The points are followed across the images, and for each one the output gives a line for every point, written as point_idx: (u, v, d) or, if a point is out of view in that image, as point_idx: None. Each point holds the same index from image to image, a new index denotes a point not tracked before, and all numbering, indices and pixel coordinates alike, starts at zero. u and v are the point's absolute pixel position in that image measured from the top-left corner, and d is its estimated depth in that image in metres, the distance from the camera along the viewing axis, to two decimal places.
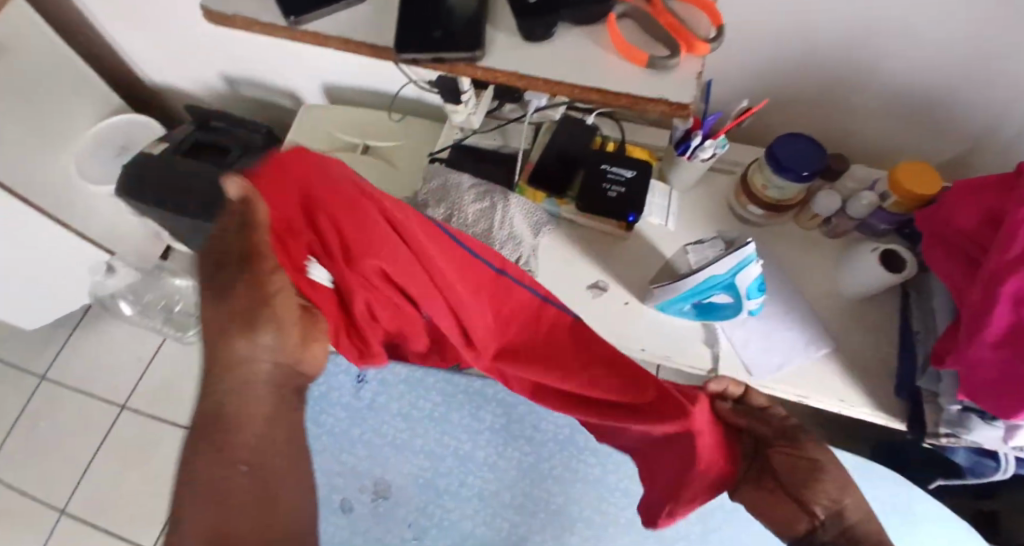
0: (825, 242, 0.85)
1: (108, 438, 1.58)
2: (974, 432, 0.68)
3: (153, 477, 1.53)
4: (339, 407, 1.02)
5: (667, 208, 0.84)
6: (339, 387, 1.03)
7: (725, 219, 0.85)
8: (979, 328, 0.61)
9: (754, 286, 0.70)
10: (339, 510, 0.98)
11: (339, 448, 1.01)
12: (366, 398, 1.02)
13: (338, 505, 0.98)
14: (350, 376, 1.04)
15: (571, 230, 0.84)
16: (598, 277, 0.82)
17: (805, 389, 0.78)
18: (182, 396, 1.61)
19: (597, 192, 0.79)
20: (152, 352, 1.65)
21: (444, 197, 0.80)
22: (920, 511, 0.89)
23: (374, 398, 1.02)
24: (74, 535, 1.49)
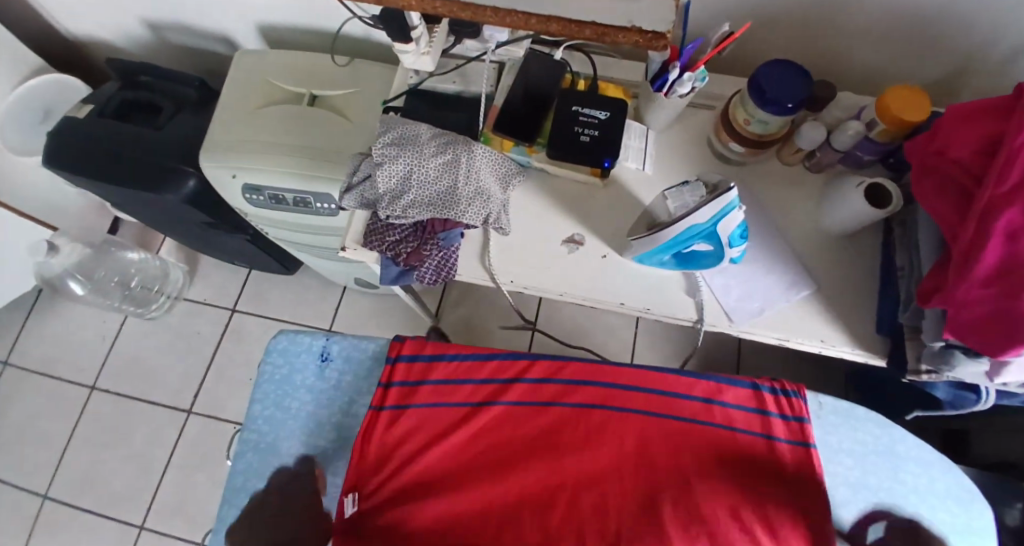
0: (809, 178, 0.80)
1: (81, 420, 1.53)
2: (957, 368, 0.65)
3: (133, 456, 1.49)
4: (303, 390, 0.86)
5: (644, 151, 0.78)
6: (300, 368, 0.87)
7: (704, 157, 0.80)
8: (967, 263, 0.58)
9: (738, 233, 0.67)
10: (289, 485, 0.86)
11: (306, 433, 0.84)
12: (330, 381, 0.86)
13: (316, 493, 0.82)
14: (310, 354, 0.87)
15: (542, 181, 0.78)
16: (572, 230, 0.77)
17: (786, 332, 0.75)
18: (153, 372, 1.55)
19: (568, 136, 0.73)
20: (116, 329, 1.58)
21: (403, 148, 0.71)
22: (908, 454, 0.78)
23: (341, 380, 0.86)
24: (58, 520, 1.46)
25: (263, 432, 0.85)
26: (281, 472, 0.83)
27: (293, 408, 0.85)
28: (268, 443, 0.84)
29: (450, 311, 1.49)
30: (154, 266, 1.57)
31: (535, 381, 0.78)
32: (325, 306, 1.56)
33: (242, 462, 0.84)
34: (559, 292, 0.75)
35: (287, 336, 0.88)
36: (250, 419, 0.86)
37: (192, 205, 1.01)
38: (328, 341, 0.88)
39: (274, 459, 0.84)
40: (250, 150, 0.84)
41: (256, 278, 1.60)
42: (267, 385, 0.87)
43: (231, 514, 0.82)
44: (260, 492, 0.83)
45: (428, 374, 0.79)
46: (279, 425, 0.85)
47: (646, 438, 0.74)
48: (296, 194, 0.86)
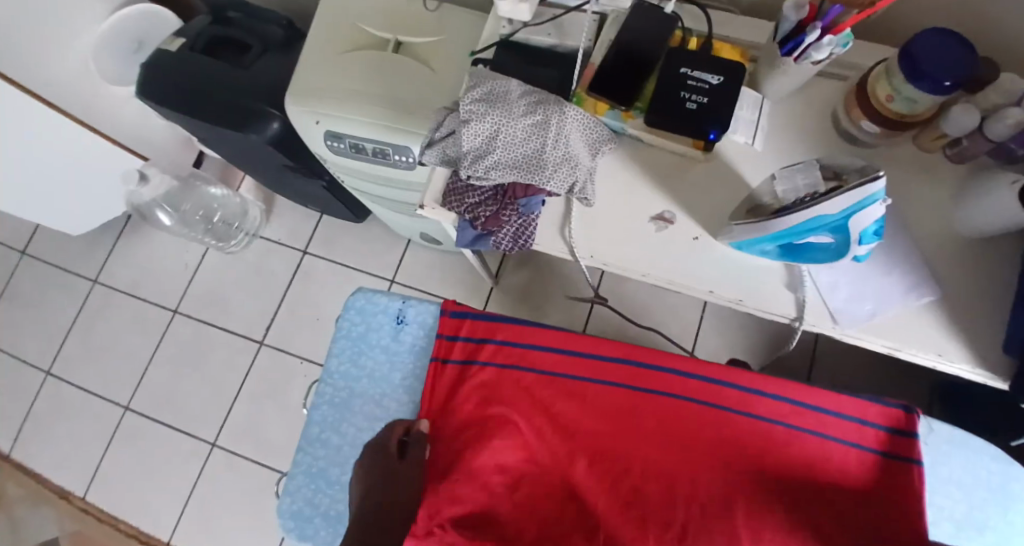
0: (946, 169, 0.69)
1: (163, 341, 1.62)
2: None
3: (208, 379, 1.58)
4: (378, 350, 0.85)
5: (756, 124, 0.70)
6: (376, 328, 0.85)
7: (823, 136, 0.71)
8: None
9: (872, 230, 0.59)
10: None
11: (380, 393, 0.84)
12: (405, 343, 0.85)
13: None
14: (386, 316, 0.86)
15: (635, 149, 0.72)
16: (663, 207, 0.70)
17: (897, 341, 0.66)
18: (229, 304, 1.61)
19: (672, 102, 0.66)
20: (198, 259, 1.65)
21: (492, 106, 0.66)
22: (1020, 492, 0.70)
23: (416, 344, 0.84)
24: (140, 430, 1.57)
25: (340, 387, 0.85)
26: (353, 428, 0.84)
27: (368, 367, 0.85)
28: (343, 398, 0.85)
29: (513, 274, 1.46)
30: (234, 203, 1.62)
31: (605, 359, 0.74)
32: (392, 257, 1.57)
33: (317, 414, 0.85)
34: (642, 272, 0.70)
35: (365, 295, 0.86)
36: (327, 372, 0.86)
37: (273, 147, 1.01)
38: (404, 304, 0.85)
39: (348, 415, 0.84)
40: (332, 96, 0.82)
41: (328, 223, 1.62)
42: (344, 341, 0.86)
43: (305, 462, 0.84)
44: (334, 445, 0.84)
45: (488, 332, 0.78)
46: (354, 381, 0.85)
47: (718, 432, 0.69)
48: (375, 145, 0.83)
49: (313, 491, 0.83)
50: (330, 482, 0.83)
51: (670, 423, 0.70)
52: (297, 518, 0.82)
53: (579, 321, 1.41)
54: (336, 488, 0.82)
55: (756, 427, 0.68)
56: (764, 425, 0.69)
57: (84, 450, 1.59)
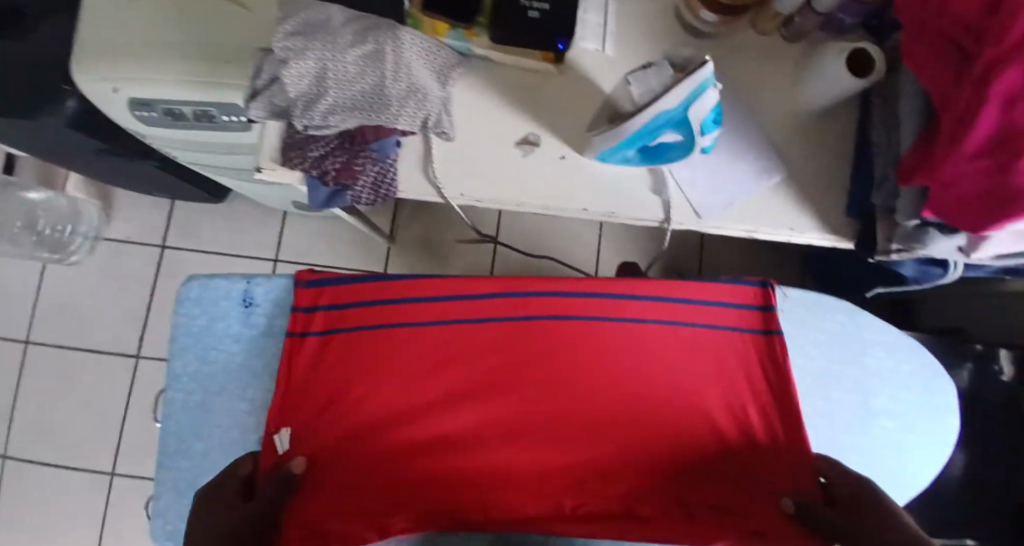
0: (786, 48, 0.71)
1: (20, 377, 1.42)
2: (929, 247, 0.61)
3: (85, 407, 1.41)
4: (229, 339, 0.77)
5: (603, 27, 0.67)
6: (221, 317, 0.77)
7: (670, 30, 0.69)
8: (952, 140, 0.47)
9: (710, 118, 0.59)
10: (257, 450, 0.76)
11: (242, 384, 0.76)
12: (258, 326, 0.77)
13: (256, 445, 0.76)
14: (230, 301, 0.78)
15: (484, 70, 0.67)
16: (521, 129, 0.67)
17: (755, 224, 0.68)
18: (89, 318, 1.43)
19: (513, 12, 0.60)
20: (37, 278, 1.44)
21: (312, 39, 0.58)
22: (873, 342, 0.77)
23: (271, 324, 0.77)
24: (18, 478, 1.39)
25: (190, 390, 0.77)
26: (218, 429, 0.76)
27: (221, 359, 0.77)
28: (199, 400, 0.77)
29: (402, 230, 1.39)
30: (62, 205, 1.42)
31: (480, 297, 0.73)
32: (266, 234, 1.44)
33: (172, 423, 0.77)
34: (513, 202, 0.66)
35: (199, 283, 0.78)
36: (173, 376, 0.77)
37: (78, 130, 0.86)
38: (249, 285, 0.78)
39: (207, 417, 0.76)
40: (129, 57, 0.70)
41: (185, 210, 1.45)
42: (186, 338, 0.77)
43: (172, 477, 0.76)
44: (200, 451, 0.76)
45: (349, 297, 0.74)
46: (208, 379, 0.77)
47: (599, 343, 0.72)
48: (195, 107, 0.73)
49: (185, 504, 0.76)
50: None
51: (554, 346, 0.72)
52: (174, 537, 0.75)
53: (477, 264, 1.38)
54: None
55: (630, 332, 0.72)
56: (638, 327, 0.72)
57: None
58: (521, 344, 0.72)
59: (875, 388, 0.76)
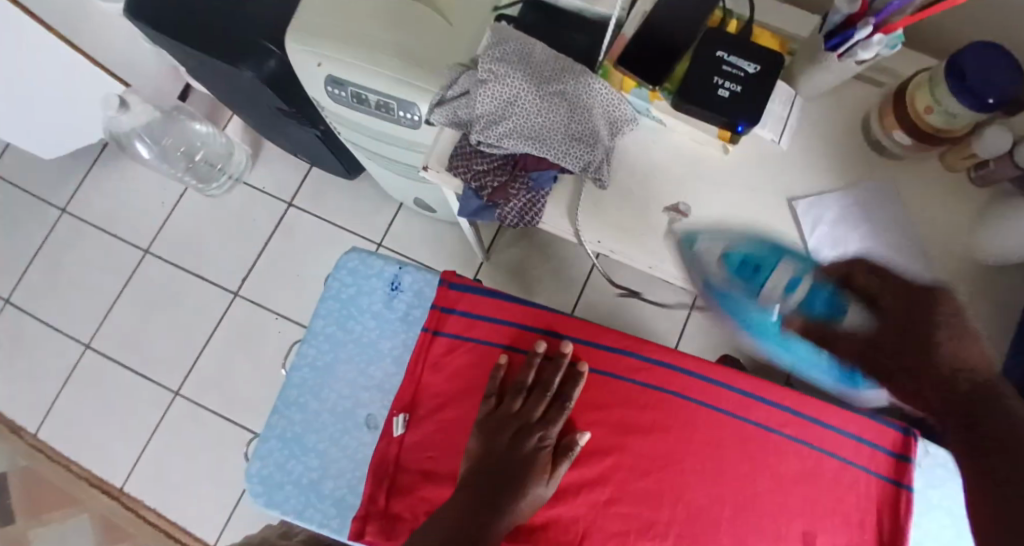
0: (970, 193, 0.67)
1: (132, 280, 1.55)
2: None
3: (176, 325, 1.52)
4: (368, 315, 0.82)
5: (785, 121, 0.66)
6: (369, 291, 0.82)
7: (852, 144, 0.68)
8: None
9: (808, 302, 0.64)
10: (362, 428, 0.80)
11: (366, 361, 0.81)
12: (397, 310, 0.81)
13: (363, 422, 0.79)
14: (380, 279, 0.82)
15: (656, 133, 0.68)
16: (676, 198, 0.67)
17: None
18: (206, 249, 1.55)
19: (703, 86, 0.62)
20: (176, 199, 1.58)
21: (515, 67, 0.61)
22: None
23: (409, 312, 0.81)
24: (100, 371, 1.51)
25: (322, 349, 0.82)
26: (335, 395, 0.81)
27: (356, 331, 0.82)
28: (326, 362, 0.82)
29: (505, 251, 1.42)
30: (219, 144, 1.53)
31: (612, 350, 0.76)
32: (381, 219, 1.52)
33: (295, 376, 0.82)
34: (650, 265, 0.67)
35: (359, 255, 0.83)
36: (311, 333, 0.83)
37: (268, 87, 0.95)
38: (401, 270, 0.82)
39: (329, 381, 0.81)
40: (341, 40, 0.77)
41: (317, 177, 1.56)
42: (332, 302, 0.82)
43: (280, 426, 0.81)
44: (312, 410, 0.81)
45: (483, 308, 0.79)
46: (340, 345, 0.82)
47: (718, 436, 0.72)
48: (380, 97, 0.80)
49: (285, 456, 0.80)
50: (306, 449, 0.80)
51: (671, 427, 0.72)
52: (266, 484, 0.79)
53: (567, 305, 1.39)
54: (310, 455, 0.79)
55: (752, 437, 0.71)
56: (761, 432, 0.71)
57: (38, 385, 1.52)
58: (637, 409, 0.73)
59: None
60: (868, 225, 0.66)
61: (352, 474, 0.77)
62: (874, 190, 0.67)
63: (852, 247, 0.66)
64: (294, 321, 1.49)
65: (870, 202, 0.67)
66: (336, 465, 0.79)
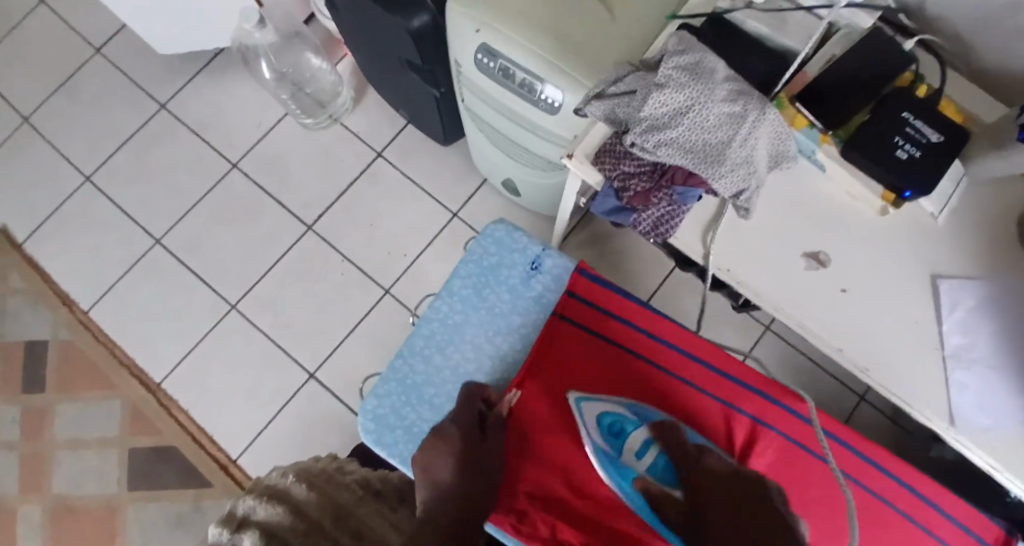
0: None
1: (214, 190, 1.58)
2: None
3: (245, 244, 1.54)
4: (504, 287, 0.86)
5: (950, 197, 0.64)
6: (508, 264, 0.86)
7: (1004, 234, 0.66)
8: None
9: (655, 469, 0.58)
10: None
11: (496, 330, 0.84)
12: (533, 290, 0.86)
13: None
14: (523, 257, 0.87)
15: (813, 179, 0.66)
16: (817, 248, 0.65)
17: (1004, 466, 0.61)
18: (291, 177, 1.57)
19: (880, 142, 0.61)
20: (273, 122, 1.61)
21: (694, 79, 0.60)
22: None
23: (543, 294, 0.85)
24: (163, 268, 1.54)
25: (456, 307, 0.85)
26: (458, 355, 0.84)
27: (490, 299, 0.85)
28: (457, 320, 0.85)
29: (577, 250, 1.40)
30: (327, 79, 1.57)
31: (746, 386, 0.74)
32: (462, 190, 1.53)
33: (425, 326, 0.85)
34: (774, 307, 0.65)
35: (507, 229, 0.87)
36: (447, 290, 0.86)
37: (410, 39, 0.96)
38: (543, 252, 0.86)
39: (456, 339, 0.84)
40: (507, 10, 0.78)
41: (412, 134, 1.58)
42: (473, 266, 0.87)
43: (399, 371, 0.83)
44: (434, 364, 0.83)
45: (617, 307, 0.77)
46: (472, 309, 0.85)
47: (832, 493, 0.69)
48: (527, 76, 0.79)
49: (401, 402, 0.82)
50: (421, 400, 0.82)
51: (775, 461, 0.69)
52: (377, 423, 0.81)
53: None
54: (424, 406, 0.82)
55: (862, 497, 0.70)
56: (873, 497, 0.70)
57: (100, 267, 1.55)
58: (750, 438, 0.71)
59: None
60: (1006, 323, 0.64)
61: None
62: (1019, 294, 0.64)
63: (984, 343, 0.63)
64: (357, 267, 1.51)
65: (1017, 307, 0.64)
66: None
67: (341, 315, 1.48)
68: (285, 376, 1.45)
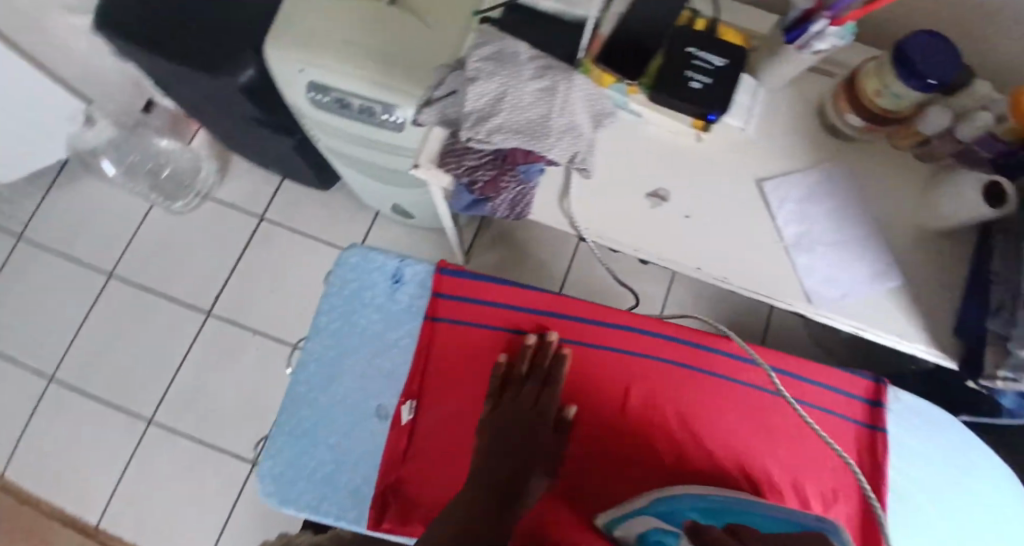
0: (915, 168, 0.73)
1: (98, 305, 1.50)
2: None
3: (147, 349, 1.48)
4: (372, 309, 0.86)
5: (750, 110, 0.72)
6: (371, 285, 0.86)
7: (811, 129, 0.74)
8: None
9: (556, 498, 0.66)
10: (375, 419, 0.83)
11: (374, 353, 0.85)
12: (401, 302, 0.86)
13: (374, 412, 0.83)
14: (383, 274, 0.87)
15: (635, 124, 0.73)
16: (655, 185, 0.72)
17: (862, 321, 0.70)
18: (174, 269, 1.52)
19: (676, 78, 0.67)
20: (140, 219, 1.54)
21: (500, 66, 0.65)
22: (972, 458, 0.79)
23: (411, 303, 0.86)
24: (66, 401, 1.45)
25: (328, 344, 0.85)
26: (344, 388, 0.84)
27: (361, 324, 0.85)
28: (333, 356, 0.85)
29: (484, 254, 1.44)
30: (185, 159, 1.54)
31: (610, 327, 0.81)
32: (355, 229, 1.53)
33: (303, 372, 0.85)
34: (635, 248, 0.71)
35: (361, 252, 0.87)
36: (316, 329, 0.86)
37: (242, 95, 0.96)
38: (402, 263, 0.87)
39: (337, 374, 0.84)
40: (322, 45, 0.79)
41: (289, 189, 1.56)
42: (335, 298, 0.86)
43: (290, 423, 0.83)
44: (322, 404, 0.84)
45: (480, 294, 0.83)
46: (346, 339, 0.85)
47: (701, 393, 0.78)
48: (363, 101, 0.81)
49: (298, 451, 0.82)
50: (318, 442, 0.82)
51: (639, 384, 0.79)
52: (279, 478, 0.82)
53: None
54: (323, 448, 0.82)
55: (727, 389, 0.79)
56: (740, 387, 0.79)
57: None
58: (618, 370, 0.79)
59: (965, 509, 0.77)
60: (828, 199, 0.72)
61: (367, 462, 0.81)
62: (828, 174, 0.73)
63: (818, 225, 0.71)
64: (271, 337, 1.47)
65: (835, 191, 0.73)
66: (349, 455, 0.81)
67: (267, 388, 1.45)
68: (227, 468, 1.40)
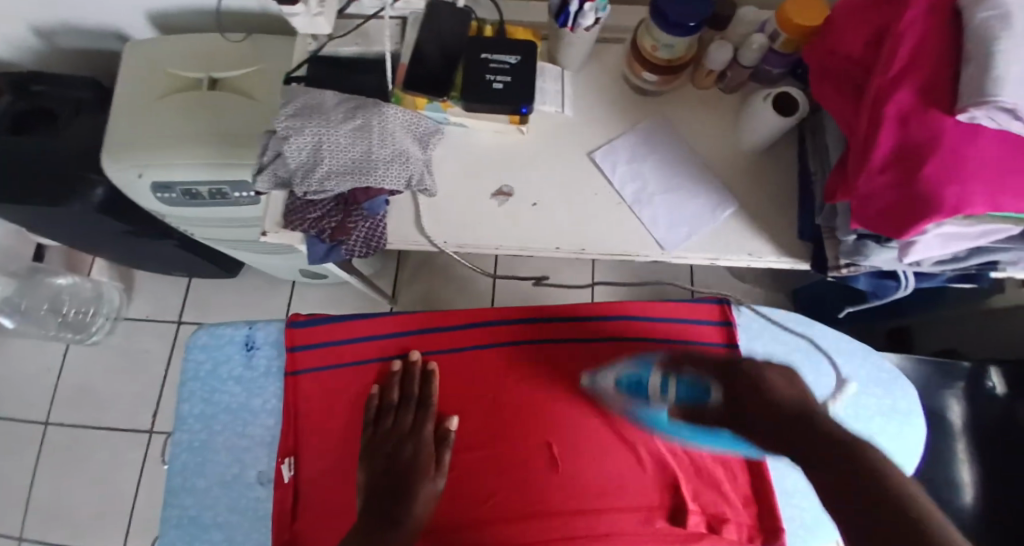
0: (724, 100, 0.79)
1: (39, 458, 1.45)
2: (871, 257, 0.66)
3: (99, 486, 1.43)
4: (231, 381, 0.86)
5: (561, 93, 0.78)
6: (225, 360, 0.87)
7: (621, 94, 0.80)
8: (862, 156, 0.56)
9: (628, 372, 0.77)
10: (259, 485, 0.83)
11: (244, 423, 0.85)
12: (259, 366, 0.87)
13: (255, 480, 0.83)
14: (234, 345, 0.88)
15: (461, 136, 0.77)
16: (496, 185, 0.75)
17: (717, 251, 0.74)
18: (105, 399, 1.49)
19: (479, 84, 0.71)
20: (58, 361, 1.51)
21: (308, 118, 0.68)
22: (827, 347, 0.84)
23: (269, 364, 0.87)
24: None
25: (196, 428, 0.85)
26: (220, 466, 0.84)
27: (224, 399, 0.86)
28: (203, 439, 0.85)
29: (405, 292, 1.45)
30: (86, 289, 1.52)
31: (463, 328, 0.84)
32: (276, 305, 1.53)
33: (177, 463, 0.84)
34: (495, 247, 0.74)
35: (207, 331, 0.88)
36: (180, 419, 0.86)
37: (102, 213, 0.97)
38: (251, 329, 0.88)
39: (211, 454, 0.84)
40: (151, 146, 0.81)
41: (201, 286, 1.55)
42: (194, 382, 0.87)
43: (174, 516, 0.82)
44: (201, 489, 0.83)
45: (335, 335, 0.84)
46: (212, 419, 0.85)
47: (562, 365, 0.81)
48: (210, 187, 0.83)
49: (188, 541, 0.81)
50: (206, 527, 0.82)
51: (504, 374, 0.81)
52: None
53: None
54: (212, 531, 0.81)
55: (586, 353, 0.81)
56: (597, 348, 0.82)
57: None
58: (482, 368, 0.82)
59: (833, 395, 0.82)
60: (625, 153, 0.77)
61: (258, 530, 0.81)
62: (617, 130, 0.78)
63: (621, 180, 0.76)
64: None
65: (629, 141, 0.77)
66: (240, 529, 0.82)
67: None
68: None
